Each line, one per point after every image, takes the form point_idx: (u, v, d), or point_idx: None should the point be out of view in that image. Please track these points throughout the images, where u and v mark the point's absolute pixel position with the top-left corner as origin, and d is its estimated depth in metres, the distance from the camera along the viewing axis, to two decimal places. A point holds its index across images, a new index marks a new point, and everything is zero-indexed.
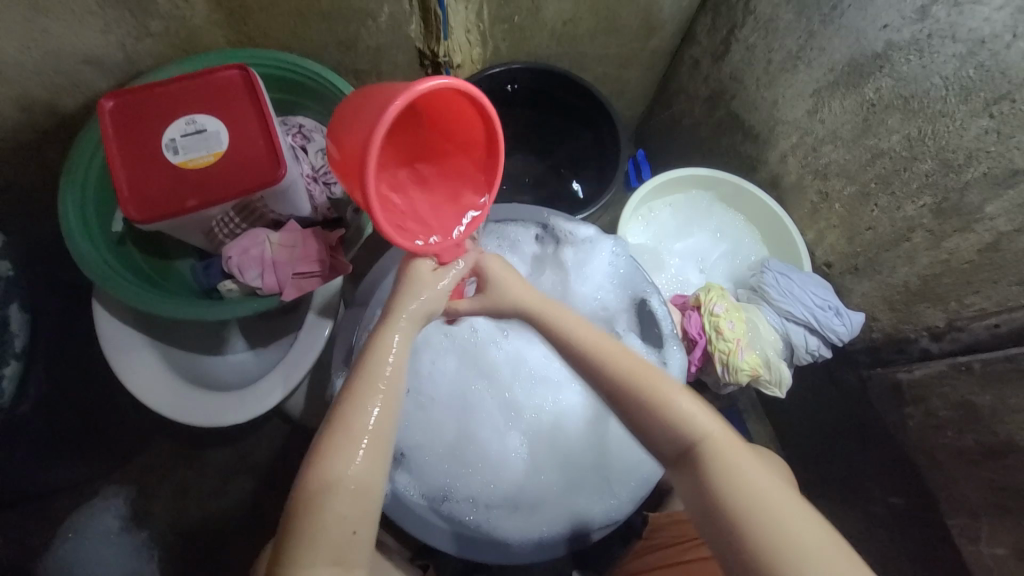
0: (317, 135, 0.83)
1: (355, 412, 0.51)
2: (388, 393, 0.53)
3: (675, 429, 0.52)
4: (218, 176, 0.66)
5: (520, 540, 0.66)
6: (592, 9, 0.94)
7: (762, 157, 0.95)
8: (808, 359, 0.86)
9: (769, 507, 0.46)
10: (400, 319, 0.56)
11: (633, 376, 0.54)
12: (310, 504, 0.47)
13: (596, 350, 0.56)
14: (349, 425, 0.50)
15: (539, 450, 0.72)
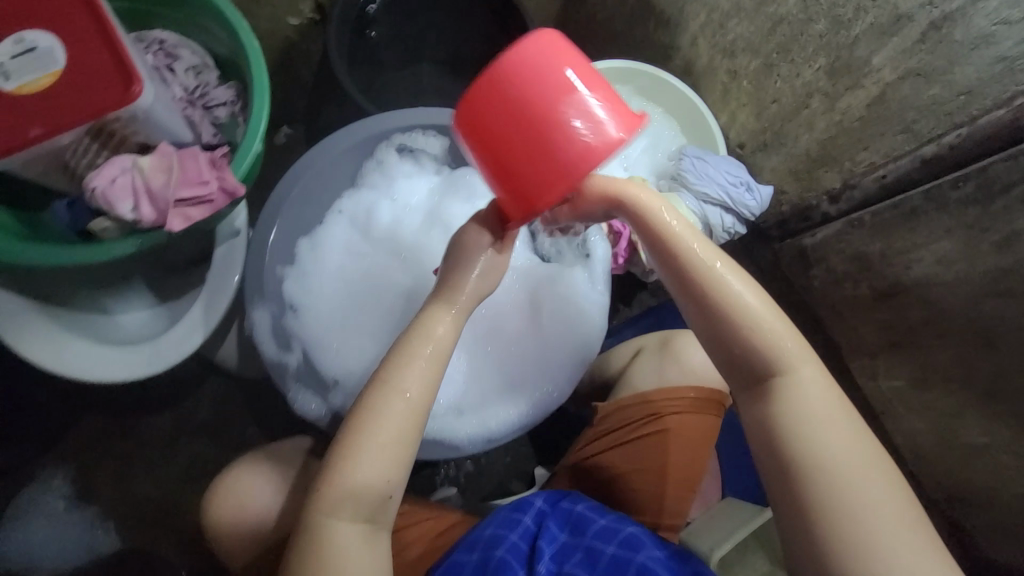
0: (184, 51, 0.73)
1: (396, 384, 0.51)
2: (428, 364, 0.52)
3: (765, 358, 0.53)
4: (61, 100, 0.56)
5: (470, 439, 0.69)
6: None
7: (674, 43, 0.92)
8: (725, 237, 0.90)
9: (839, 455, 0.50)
10: (459, 296, 0.55)
11: (732, 304, 0.53)
12: (350, 452, 0.50)
13: (708, 275, 0.54)
14: (392, 386, 0.51)
15: (479, 354, 0.73)
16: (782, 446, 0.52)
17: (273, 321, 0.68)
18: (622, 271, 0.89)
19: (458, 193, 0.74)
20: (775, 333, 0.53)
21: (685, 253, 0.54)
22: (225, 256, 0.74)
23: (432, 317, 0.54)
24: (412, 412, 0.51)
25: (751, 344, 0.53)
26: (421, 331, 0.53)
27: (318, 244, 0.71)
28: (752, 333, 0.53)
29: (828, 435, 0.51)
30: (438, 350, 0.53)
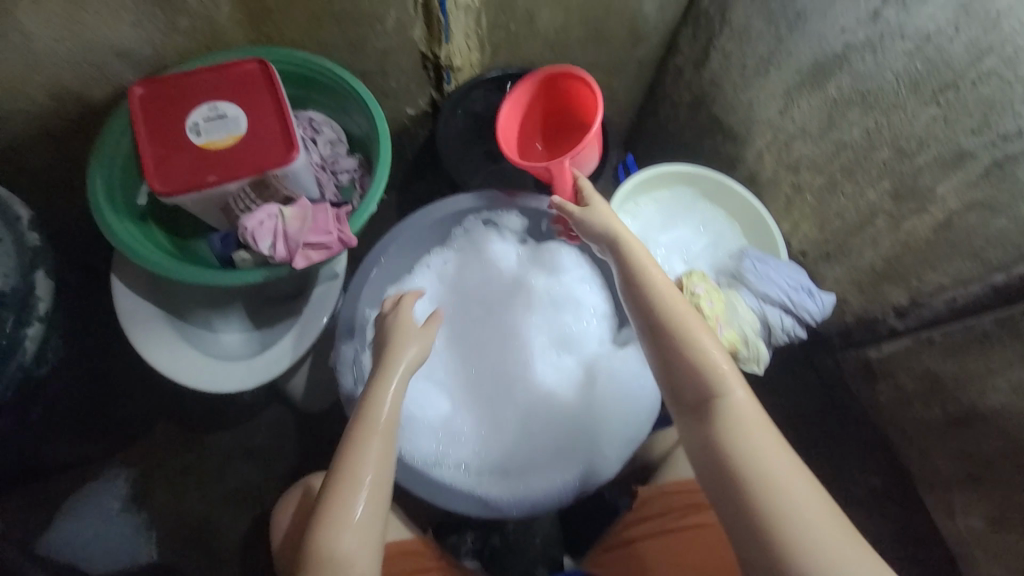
0: (326, 127, 0.90)
1: (374, 428, 0.57)
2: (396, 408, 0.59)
3: (704, 379, 0.59)
4: (235, 156, 0.72)
5: (509, 503, 0.71)
6: (582, 19, 1.02)
7: (740, 156, 1.02)
8: (785, 338, 0.91)
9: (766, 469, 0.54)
10: (394, 368, 0.61)
11: (671, 320, 0.61)
12: (321, 540, 0.52)
13: (652, 292, 0.63)
14: (374, 431, 0.57)
15: (531, 420, 0.77)
16: (724, 462, 0.56)
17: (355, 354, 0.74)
18: None
19: (536, 267, 0.83)
20: (711, 352, 0.60)
21: (636, 274, 0.64)
22: (319, 297, 0.84)
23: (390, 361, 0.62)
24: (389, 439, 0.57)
25: (691, 362, 0.60)
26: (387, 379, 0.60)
27: (405, 294, 0.81)
28: (693, 354, 0.60)
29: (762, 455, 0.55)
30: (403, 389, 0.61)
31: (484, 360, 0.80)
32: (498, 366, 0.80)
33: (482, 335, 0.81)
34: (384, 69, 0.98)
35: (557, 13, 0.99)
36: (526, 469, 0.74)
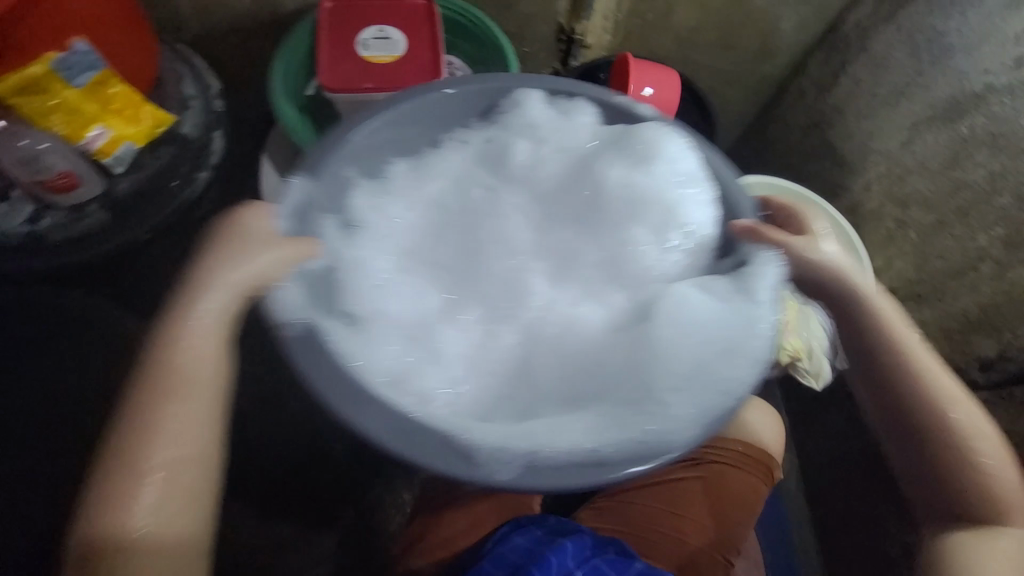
0: (460, 72, 1.01)
1: (155, 439, 0.50)
2: (197, 396, 0.52)
3: (971, 492, 0.62)
4: (390, 72, 0.83)
5: (485, 453, 0.56)
6: (718, 21, 1.07)
7: (846, 184, 1.00)
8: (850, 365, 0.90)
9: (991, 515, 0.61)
10: (205, 292, 0.54)
11: (966, 436, 0.61)
12: (117, 491, 0.48)
13: (940, 400, 0.62)
14: (152, 443, 0.50)
15: (540, 352, 0.75)
16: (956, 568, 0.61)
17: (300, 203, 0.61)
18: None
19: (613, 158, 0.74)
20: (993, 472, 0.61)
21: (931, 383, 0.62)
22: None
23: (170, 347, 0.52)
24: (198, 434, 0.51)
25: (966, 477, 0.61)
26: (173, 378, 0.52)
27: (422, 172, 0.74)
28: (974, 475, 0.61)
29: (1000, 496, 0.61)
30: (209, 381, 0.53)
31: (508, 262, 0.77)
32: (518, 283, 0.77)
33: (523, 238, 0.79)
34: (522, 33, 1.08)
35: (695, 10, 1.04)
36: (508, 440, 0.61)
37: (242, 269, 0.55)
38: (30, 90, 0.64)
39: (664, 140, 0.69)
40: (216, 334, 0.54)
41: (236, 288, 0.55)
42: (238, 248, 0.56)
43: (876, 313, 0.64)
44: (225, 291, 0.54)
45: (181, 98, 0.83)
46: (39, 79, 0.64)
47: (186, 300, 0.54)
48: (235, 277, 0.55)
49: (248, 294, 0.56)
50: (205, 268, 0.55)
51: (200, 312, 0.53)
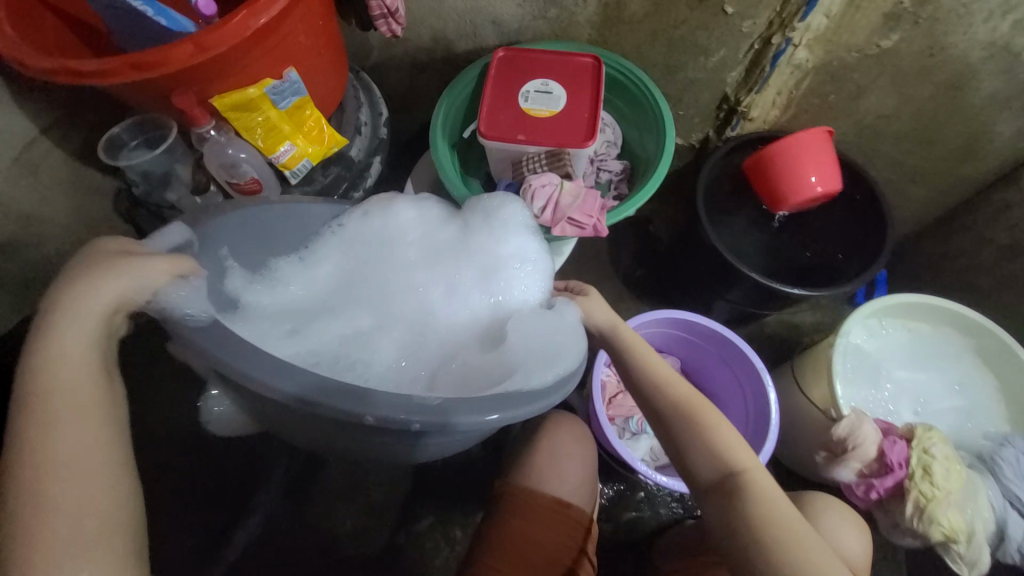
0: (609, 129, 1.00)
1: (36, 500, 0.45)
2: (83, 444, 0.47)
3: (771, 524, 0.56)
4: (547, 127, 0.83)
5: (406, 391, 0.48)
6: (916, 113, 0.94)
7: None
8: (1016, 560, 0.73)
9: (783, 520, 0.56)
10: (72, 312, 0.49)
11: (731, 453, 0.61)
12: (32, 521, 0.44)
13: (700, 412, 0.63)
14: (38, 499, 0.45)
15: (443, 376, 0.64)
16: None
17: (175, 243, 0.55)
18: (864, 504, 0.77)
19: (478, 220, 0.74)
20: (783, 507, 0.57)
21: (673, 399, 0.64)
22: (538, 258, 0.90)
23: (38, 392, 0.47)
24: (84, 474, 0.46)
25: (753, 507, 0.57)
26: (39, 431, 0.46)
27: (314, 258, 0.72)
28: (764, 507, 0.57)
29: (765, 494, 0.58)
30: (91, 421, 0.48)
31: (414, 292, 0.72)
32: (423, 314, 0.71)
33: (417, 280, 0.73)
34: (681, 97, 1.03)
35: (891, 99, 0.93)
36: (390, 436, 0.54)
37: (87, 296, 0.49)
38: (245, 107, 0.72)
39: (506, 206, 0.74)
40: (82, 373, 0.48)
41: (107, 304, 0.50)
42: (92, 278, 0.49)
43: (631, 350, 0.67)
44: (88, 319, 0.49)
45: (356, 124, 0.90)
46: (258, 99, 0.72)
47: (38, 347, 0.48)
48: (86, 302, 0.49)
49: (111, 316, 0.50)
50: (54, 303, 0.49)
51: (55, 362, 0.48)
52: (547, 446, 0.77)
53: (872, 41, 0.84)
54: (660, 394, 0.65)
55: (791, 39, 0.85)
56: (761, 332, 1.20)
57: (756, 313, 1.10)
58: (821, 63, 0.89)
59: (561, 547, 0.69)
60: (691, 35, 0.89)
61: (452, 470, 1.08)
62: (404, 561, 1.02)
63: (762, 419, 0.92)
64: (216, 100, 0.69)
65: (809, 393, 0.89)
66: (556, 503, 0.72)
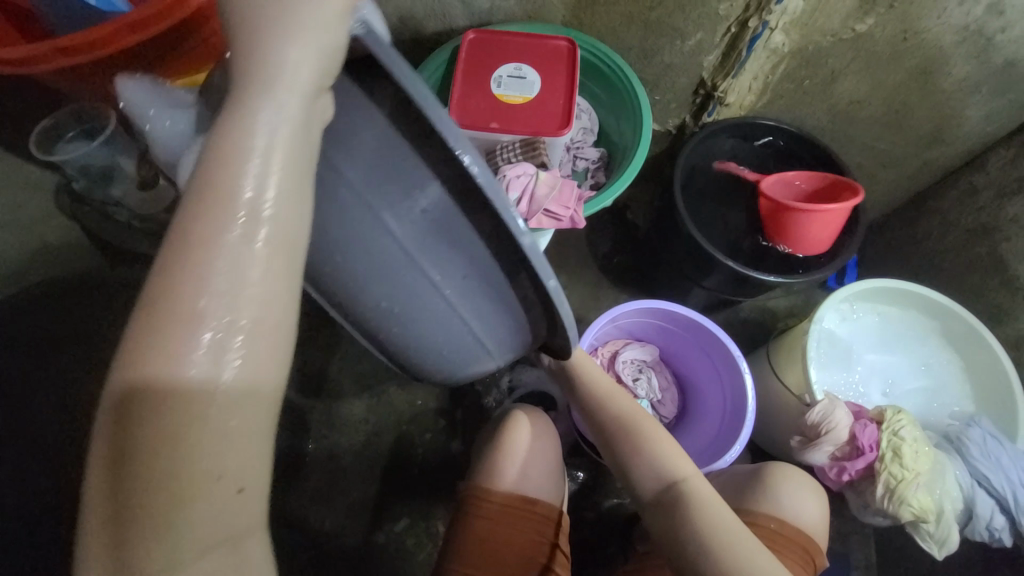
0: (585, 115, 0.98)
1: (212, 282, 0.34)
2: (275, 244, 0.37)
3: (697, 529, 0.60)
4: (521, 115, 0.80)
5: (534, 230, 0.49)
6: (887, 98, 0.94)
7: (1013, 311, 0.92)
8: (984, 537, 0.75)
9: (711, 519, 0.60)
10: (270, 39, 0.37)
11: (665, 457, 0.66)
12: (169, 328, 0.33)
13: (635, 418, 0.69)
14: (215, 282, 0.35)
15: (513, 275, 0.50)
16: None
17: None
18: (836, 486, 0.79)
19: None
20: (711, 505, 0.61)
21: (611, 412, 0.70)
22: None
23: (225, 156, 0.36)
24: (274, 272, 0.36)
25: (690, 513, 0.61)
26: (233, 201, 0.36)
27: None
28: (693, 511, 0.61)
29: (704, 501, 0.61)
30: (290, 216, 0.37)
31: None
32: None
33: None
34: (658, 82, 1.01)
35: (863, 84, 0.93)
36: (447, 258, 0.50)
37: (304, 53, 0.38)
38: None
39: None
40: (288, 152, 0.38)
41: (324, 64, 0.39)
42: (310, 24, 0.38)
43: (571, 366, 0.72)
44: (301, 82, 0.38)
45: None
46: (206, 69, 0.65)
47: (239, 99, 0.37)
48: (302, 59, 0.38)
49: (317, 91, 0.39)
50: (254, 48, 0.37)
51: (255, 130, 0.37)
52: (507, 442, 0.74)
53: (847, 25, 0.83)
54: (597, 405, 0.71)
55: (767, 23, 0.83)
56: (737, 318, 1.21)
57: (732, 299, 1.11)
58: (796, 48, 0.88)
59: (529, 547, 0.69)
60: (666, 18, 0.87)
61: (433, 466, 1.07)
62: (380, 557, 1.01)
63: (739, 405, 0.93)
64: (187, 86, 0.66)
65: (784, 379, 0.90)
66: (519, 505, 0.70)
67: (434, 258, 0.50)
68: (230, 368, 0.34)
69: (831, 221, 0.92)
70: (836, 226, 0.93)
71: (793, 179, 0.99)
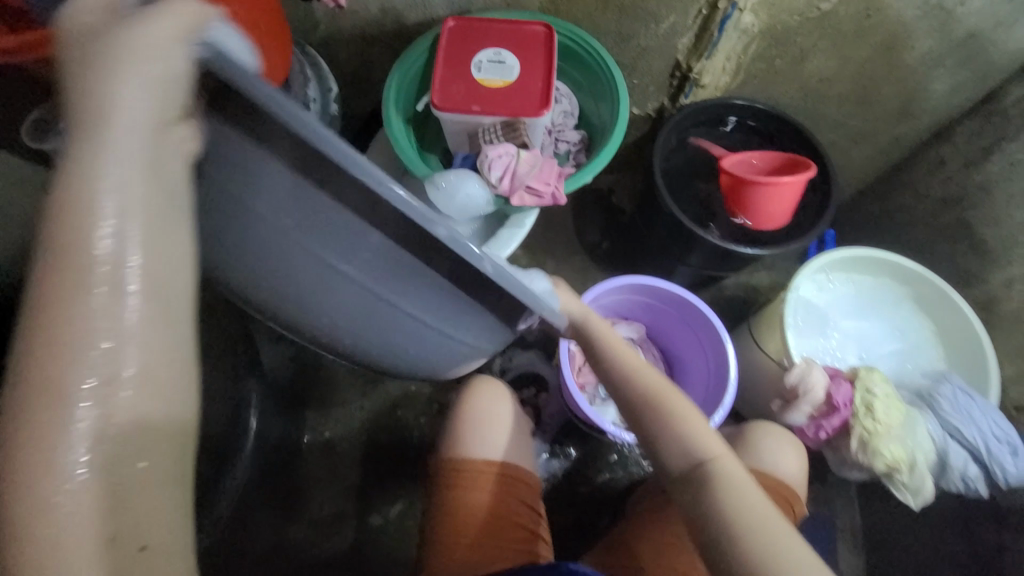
0: (565, 99, 1.01)
1: (76, 358, 0.36)
2: (150, 296, 0.39)
3: (722, 513, 0.56)
4: (500, 97, 0.83)
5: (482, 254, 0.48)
6: (854, 75, 0.98)
7: (982, 275, 0.95)
8: (959, 488, 0.79)
9: (738, 503, 0.55)
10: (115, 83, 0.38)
11: (692, 434, 0.60)
12: (42, 405, 0.35)
13: (659, 393, 0.63)
14: (81, 355, 0.36)
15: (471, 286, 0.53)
16: None
17: None
18: (816, 444, 0.83)
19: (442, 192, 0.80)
20: (739, 487, 0.57)
21: (637, 388, 0.63)
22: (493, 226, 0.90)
23: (75, 214, 0.37)
24: (156, 321, 0.39)
25: (716, 496, 0.56)
26: (90, 264, 0.37)
27: None
28: (720, 496, 0.56)
29: (734, 485, 0.57)
30: (140, 251, 0.38)
31: None
32: None
33: None
34: (635, 66, 1.04)
35: (831, 61, 0.96)
36: (398, 275, 0.52)
37: (127, 90, 0.38)
38: None
39: (463, 183, 0.79)
40: (149, 194, 0.39)
41: (160, 100, 0.39)
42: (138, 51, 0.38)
43: (590, 333, 0.65)
44: (143, 117, 0.39)
45: (304, 99, 0.89)
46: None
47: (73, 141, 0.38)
48: (133, 98, 0.39)
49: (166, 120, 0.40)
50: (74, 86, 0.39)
51: (104, 177, 0.37)
52: (467, 416, 0.77)
53: (811, 4, 0.86)
54: (621, 377, 0.64)
55: (735, 3, 0.86)
56: (722, 296, 1.24)
57: (715, 276, 1.14)
58: (765, 28, 0.92)
59: (508, 512, 0.72)
60: (639, 3, 0.90)
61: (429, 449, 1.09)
62: (381, 538, 1.03)
63: (722, 374, 0.96)
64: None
65: (765, 346, 0.93)
66: (485, 472, 0.72)
67: (387, 285, 0.53)
68: (115, 417, 0.37)
69: (785, 195, 0.95)
70: (788, 201, 0.96)
71: (761, 158, 1.02)
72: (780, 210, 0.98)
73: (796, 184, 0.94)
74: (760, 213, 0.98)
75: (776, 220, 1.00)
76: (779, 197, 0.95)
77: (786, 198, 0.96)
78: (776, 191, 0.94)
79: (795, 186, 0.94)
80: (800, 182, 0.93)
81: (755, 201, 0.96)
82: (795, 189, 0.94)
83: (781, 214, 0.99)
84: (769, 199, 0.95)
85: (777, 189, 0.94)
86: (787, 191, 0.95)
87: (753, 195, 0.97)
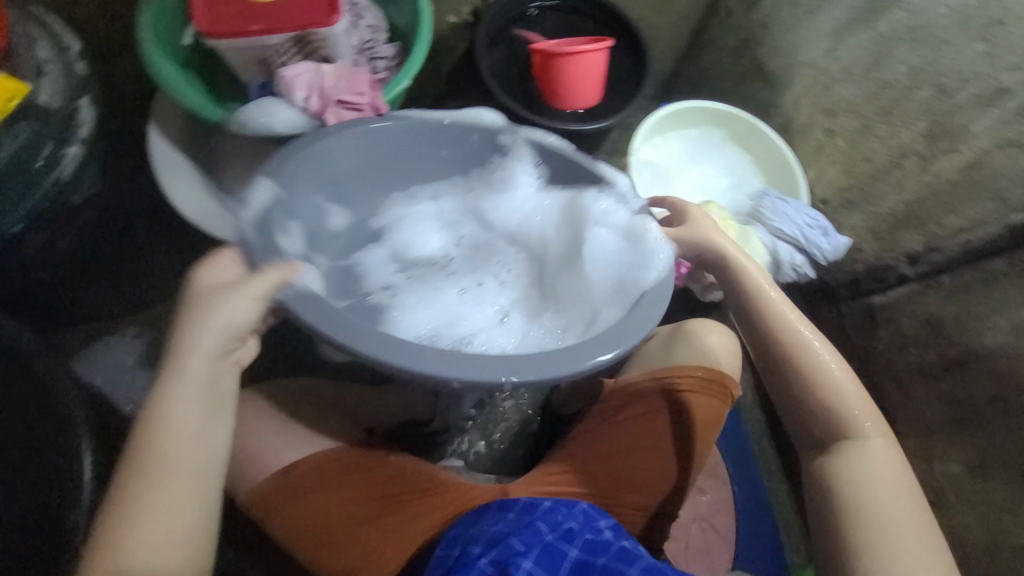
0: (368, 14, 0.91)
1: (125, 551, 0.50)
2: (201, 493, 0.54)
3: (827, 417, 0.63)
4: (283, 8, 0.71)
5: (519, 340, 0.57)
6: None
7: (776, 101, 1.07)
8: (792, 277, 0.93)
9: (846, 421, 0.62)
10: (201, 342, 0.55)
11: (803, 346, 0.64)
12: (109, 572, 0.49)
13: (779, 315, 0.65)
14: (136, 526, 0.50)
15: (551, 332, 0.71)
16: (840, 504, 0.59)
17: (263, 203, 0.62)
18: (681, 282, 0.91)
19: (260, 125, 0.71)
20: (849, 402, 0.62)
21: (767, 311, 0.66)
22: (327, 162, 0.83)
23: (158, 436, 0.53)
24: (192, 508, 0.53)
25: (818, 406, 0.63)
26: (147, 488, 0.52)
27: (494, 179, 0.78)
28: (826, 407, 0.63)
29: (843, 403, 0.62)
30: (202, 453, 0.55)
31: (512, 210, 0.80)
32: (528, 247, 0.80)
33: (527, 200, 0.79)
34: None
35: None
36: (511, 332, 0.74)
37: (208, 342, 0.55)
38: None
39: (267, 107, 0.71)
40: (206, 407, 0.56)
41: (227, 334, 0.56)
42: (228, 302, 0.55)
43: (728, 256, 0.69)
44: (214, 346, 0.56)
45: (35, 64, 0.72)
46: None
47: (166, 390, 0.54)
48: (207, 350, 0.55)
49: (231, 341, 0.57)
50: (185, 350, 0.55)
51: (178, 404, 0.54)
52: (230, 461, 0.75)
53: None
54: (748, 295, 0.67)
55: None
56: None
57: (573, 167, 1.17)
58: None
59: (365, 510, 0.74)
60: None
61: None
62: None
63: None
64: (21, 92, 0.69)
65: None
66: (281, 484, 0.73)
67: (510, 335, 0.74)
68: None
69: (588, 65, 1.00)
70: (594, 72, 1.01)
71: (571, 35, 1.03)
72: (591, 83, 1.02)
73: (594, 53, 0.98)
74: (576, 89, 1.02)
75: (592, 95, 1.04)
76: (584, 67, 0.99)
77: (591, 69, 1.00)
78: (579, 63, 0.99)
79: (593, 53, 0.98)
80: (596, 49, 0.98)
81: (568, 77, 1.00)
82: (596, 58, 0.99)
83: (593, 89, 1.03)
84: (576, 70, 0.99)
85: (578, 59, 0.98)
86: (588, 62, 0.99)
87: (565, 66, 0.98)
